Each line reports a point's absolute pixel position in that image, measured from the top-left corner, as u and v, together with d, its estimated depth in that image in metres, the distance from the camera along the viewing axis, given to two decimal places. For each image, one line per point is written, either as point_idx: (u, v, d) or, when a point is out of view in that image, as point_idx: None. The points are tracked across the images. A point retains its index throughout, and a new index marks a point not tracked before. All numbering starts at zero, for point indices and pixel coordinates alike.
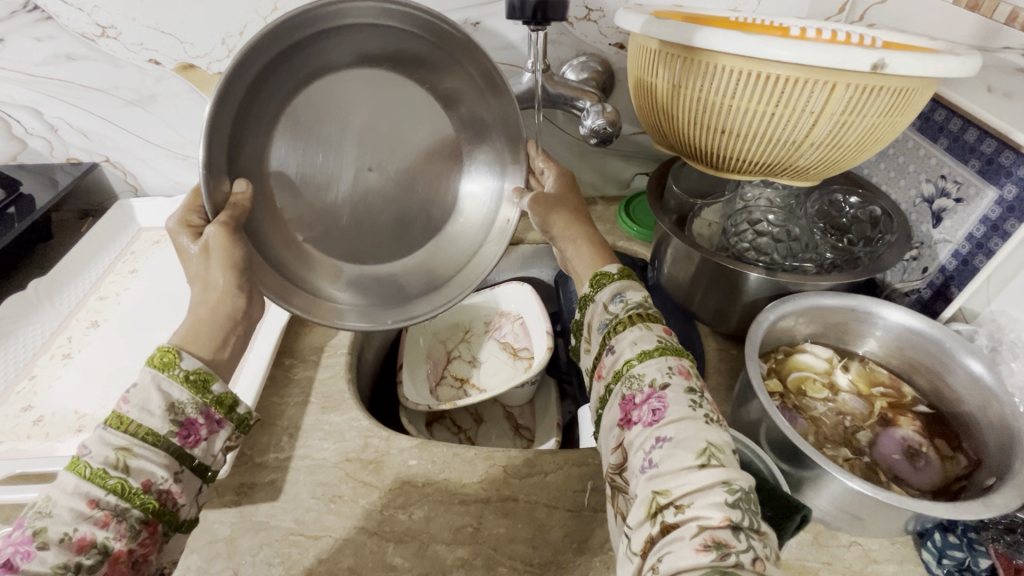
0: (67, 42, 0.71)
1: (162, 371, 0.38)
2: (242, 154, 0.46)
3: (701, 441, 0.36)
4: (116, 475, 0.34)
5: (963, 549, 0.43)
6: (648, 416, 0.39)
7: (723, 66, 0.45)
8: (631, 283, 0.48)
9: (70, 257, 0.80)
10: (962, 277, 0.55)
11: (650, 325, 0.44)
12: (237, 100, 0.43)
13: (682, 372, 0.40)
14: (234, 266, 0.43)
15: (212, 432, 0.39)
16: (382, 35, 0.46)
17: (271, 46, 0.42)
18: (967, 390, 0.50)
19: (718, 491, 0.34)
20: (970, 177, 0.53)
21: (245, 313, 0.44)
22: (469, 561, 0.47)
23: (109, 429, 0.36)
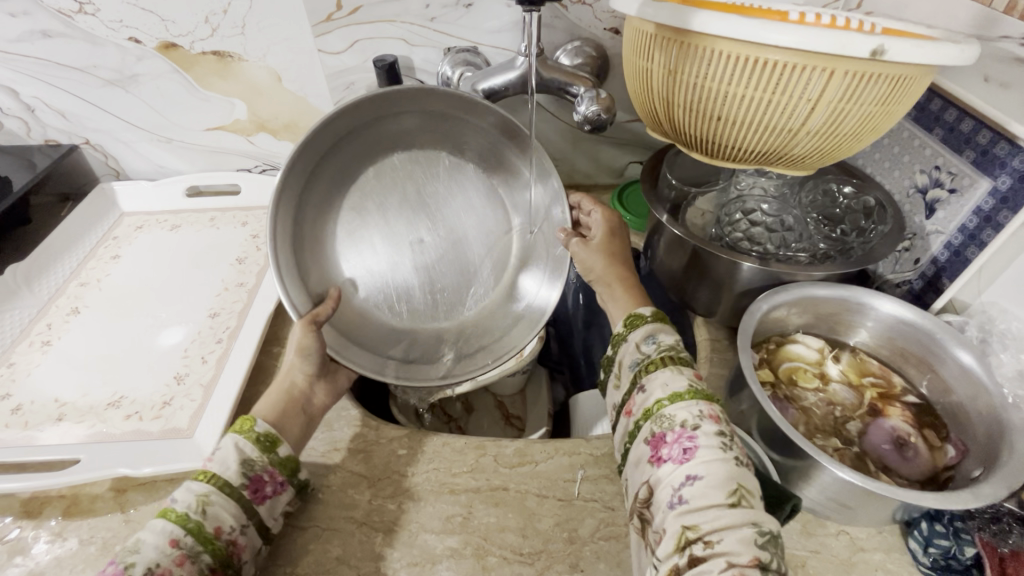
0: (43, 18, 0.68)
1: (240, 434, 0.45)
2: (309, 267, 0.54)
3: (732, 481, 0.36)
4: (195, 519, 0.39)
5: (949, 538, 0.43)
6: (678, 454, 0.38)
7: (719, 52, 0.45)
8: (662, 325, 0.48)
9: (49, 242, 0.77)
10: (953, 269, 0.55)
11: (681, 368, 0.43)
12: (289, 219, 0.51)
13: (713, 417, 0.40)
14: (303, 353, 0.51)
15: (276, 491, 0.45)
16: (385, 126, 0.55)
17: (297, 175, 0.51)
18: (957, 380, 0.50)
19: (746, 529, 0.34)
20: (964, 168, 0.53)
21: (303, 391, 0.51)
22: (459, 550, 0.47)
23: (196, 481, 0.42)
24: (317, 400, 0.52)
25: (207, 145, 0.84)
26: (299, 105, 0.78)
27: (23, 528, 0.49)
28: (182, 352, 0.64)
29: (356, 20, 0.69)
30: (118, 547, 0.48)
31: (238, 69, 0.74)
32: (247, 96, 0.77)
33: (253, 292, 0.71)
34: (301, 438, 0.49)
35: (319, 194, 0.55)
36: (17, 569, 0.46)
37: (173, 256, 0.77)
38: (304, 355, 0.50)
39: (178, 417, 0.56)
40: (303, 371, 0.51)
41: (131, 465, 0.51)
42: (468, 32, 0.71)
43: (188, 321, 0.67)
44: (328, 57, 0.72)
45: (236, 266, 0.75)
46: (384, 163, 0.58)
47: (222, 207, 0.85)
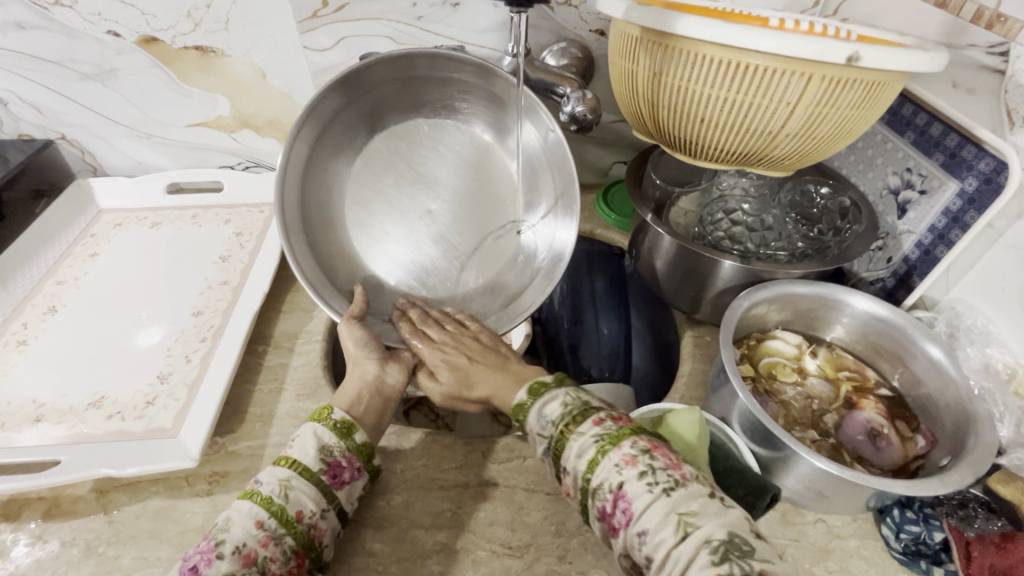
0: (18, 9, 0.67)
1: (319, 422, 0.46)
2: (331, 261, 0.57)
3: (672, 515, 0.34)
4: (278, 501, 0.40)
5: (919, 524, 0.45)
6: (623, 517, 0.36)
7: (702, 55, 0.46)
8: (544, 395, 0.45)
9: (23, 240, 0.75)
10: (924, 267, 0.58)
11: (579, 430, 0.41)
12: (299, 230, 0.54)
13: (630, 461, 0.38)
14: (364, 342, 0.54)
15: (353, 477, 0.45)
16: (353, 114, 0.58)
17: (291, 186, 0.54)
18: (927, 374, 0.52)
19: (701, 554, 0.33)
20: (934, 170, 0.55)
21: (379, 376, 0.53)
22: (449, 545, 0.48)
23: (279, 466, 0.43)
24: (391, 381, 0.53)
25: (188, 142, 0.83)
26: (283, 102, 0.78)
27: (1, 531, 0.48)
28: (165, 351, 0.63)
29: (342, 18, 0.69)
30: (102, 548, 0.47)
31: (221, 65, 0.73)
32: (231, 92, 0.76)
33: (238, 290, 0.70)
34: (376, 425, 0.51)
35: (320, 199, 0.58)
36: None
37: (153, 254, 0.76)
38: (364, 344, 0.54)
39: (162, 417, 0.56)
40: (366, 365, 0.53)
41: (115, 465, 0.50)
42: (454, 31, 0.71)
43: (171, 321, 0.66)
44: (314, 54, 0.72)
45: (220, 263, 0.74)
46: (366, 149, 0.61)
47: (204, 204, 0.83)
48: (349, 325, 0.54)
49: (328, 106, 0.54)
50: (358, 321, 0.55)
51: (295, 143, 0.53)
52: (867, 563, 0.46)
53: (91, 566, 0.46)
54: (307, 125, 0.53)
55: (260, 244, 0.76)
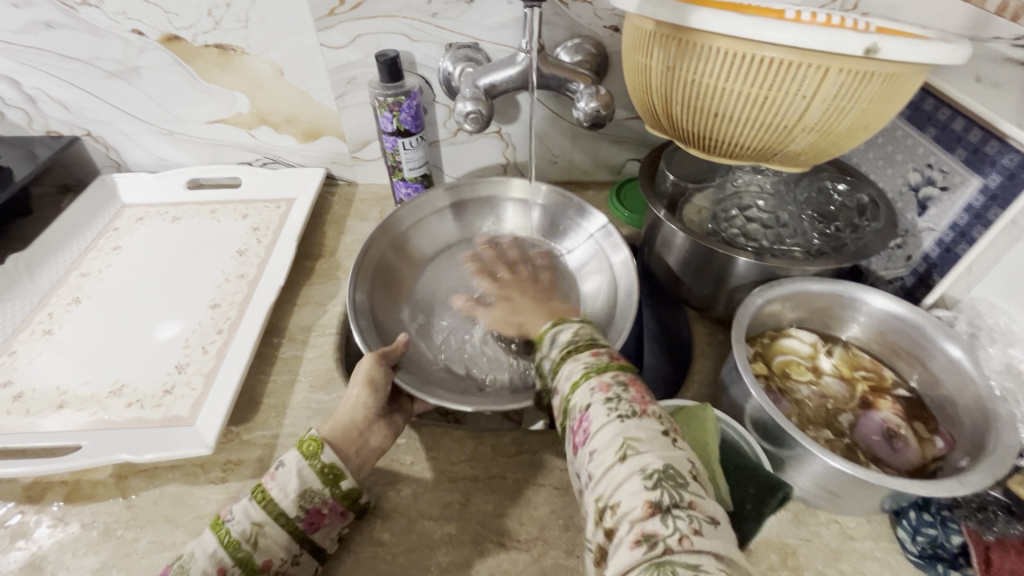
0: (47, 9, 0.69)
1: (306, 459, 0.44)
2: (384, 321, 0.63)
3: (618, 437, 0.35)
4: (244, 549, 0.41)
5: (935, 527, 0.45)
6: (581, 436, 0.37)
7: (717, 48, 0.45)
8: (562, 324, 0.46)
9: (51, 233, 0.78)
10: (945, 265, 0.56)
11: (575, 355, 0.41)
12: (370, 278, 0.64)
13: (602, 386, 0.38)
14: (369, 386, 0.51)
15: (334, 521, 0.45)
16: (436, 231, 0.74)
17: (378, 245, 0.67)
18: (946, 374, 0.51)
19: (635, 478, 0.33)
20: (956, 166, 0.54)
21: (359, 428, 0.50)
22: (457, 537, 0.48)
23: (253, 502, 0.43)
24: (371, 441, 0.50)
25: (208, 138, 0.84)
26: (299, 98, 0.79)
27: (25, 513, 0.50)
28: (183, 342, 0.64)
29: (359, 15, 0.69)
30: (120, 531, 0.48)
31: (240, 63, 0.75)
32: (249, 89, 0.78)
33: (254, 283, 0.71)
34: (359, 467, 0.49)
35: (395, 275, 0.68)
36: (19, 552, 0.47)
37: (173, 248, 0.77)
38: (374, 388, 0.51)
39: (179, 406, 0.57)
40: (366, 406, 0.51)
41: (133, 451, 0.52)
42: (470, 28, 0.71)
43: (190, 312, 0.68)
44: (330, 51, 0.72)
45: (237, 257, 0.75)
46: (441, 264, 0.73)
47: (223, 199, 0.84)
48: (377, 364, 0.53)
49: (421, 209, 0.73)
50: (383, 361, 0.54)
51: (395, 221, 0.70)
52: (882, 566, 0.45)
53: (110, 548, 0.47)
54: (407, 214, 0.71)
55: (276, 238, 0.77)
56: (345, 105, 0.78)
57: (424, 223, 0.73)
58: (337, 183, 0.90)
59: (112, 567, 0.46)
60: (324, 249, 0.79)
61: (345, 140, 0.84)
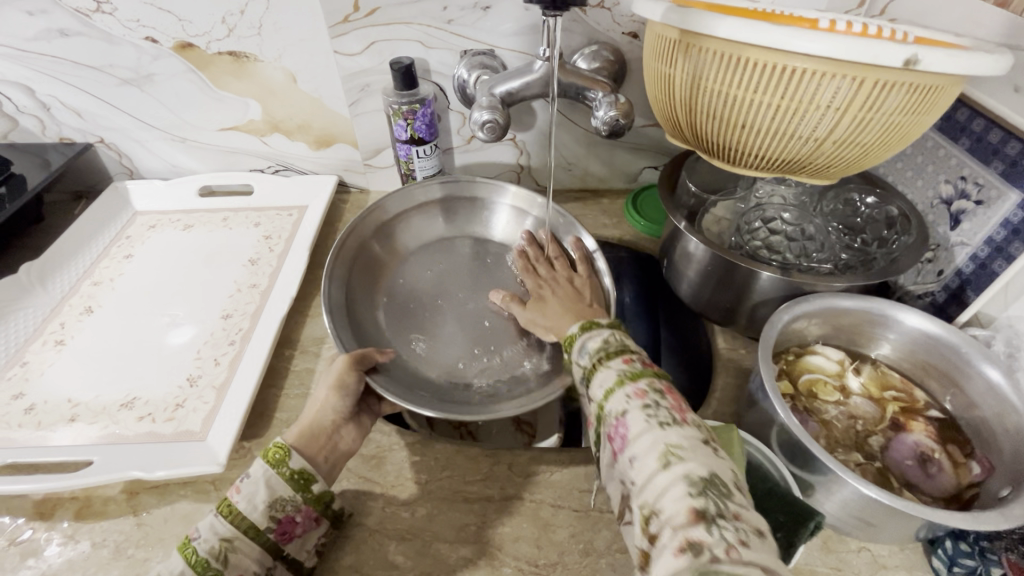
0: (61, 17, 0.69)
1: (273, 467, 0.44)
2: (363, 319, 0.61)
3: (660, 444, 0.34)
4: (214, 568, 0.40)
5: (974, 557, 0.43)
6: (619, 443, 0.36)
7: (744, 59, 0.44)
8: (593, 330, 0.45)
9: (63, 241, 0.77)
10: (979, 281, 0.55)
11: (608, 362, 0.40)
12: (346, 275, 0.63)
13: (640, 394, 0.37)
14: (340, 390, 0.51)
15: (306, 529, 0.44)
16: (420, 227, 0.72)
17: (360, 233, 0.66)
18: (982, 397, 0.49)
19: (679, 486, 0.32)
20: (992, 179, 0.52)
21: (331, 433, 0.49)
22: (473, 561, 0.46)
23: (220, 516, 0.42)
24: (343, 445, 0.50)
25: (220, 145, 0.84)
26: (312, 106, 0.78)
27: (36, 530, 0.49)
28: (194, 353, 0.63)
29: (373, 22, 0.68)
30: (130, 550, 0.48)
31: (253, 70, 0.74)
32: (262, 96, 0.77)
33: (265, 293, 0.70)
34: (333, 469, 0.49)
35: (374, 271, 0.67)
36: (29, 571, 0.46)
37: (185, 256, 0.77)
38: (343, 391, 0.51)
39: (191, 420, 0.56)
40: (334, 410, 0.50)
41: (144, 468, 0.51)
42: (485, 35, 0.70)
43: (200, 323, 0.67)
44: (344, 58, 0.71)
45: (249, 266, 0.74)
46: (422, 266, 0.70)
47: (235, 207, 0.84)
48: (350, 368, 0.51)
49: (411, 200, 0.71)
50: (357, 364, 0.52)
51: (383, 210, 0.69)
52: None
53: (120, 568, 0.46)
54: (396, 205, 0.70)
55: (288, 247, 0.77)
56: (359, 112, 0.77)
57: (411, 217, 0.71)
58: (349, 191, 0.89)
59: None
60: None
61: (357, 148, 0.83)
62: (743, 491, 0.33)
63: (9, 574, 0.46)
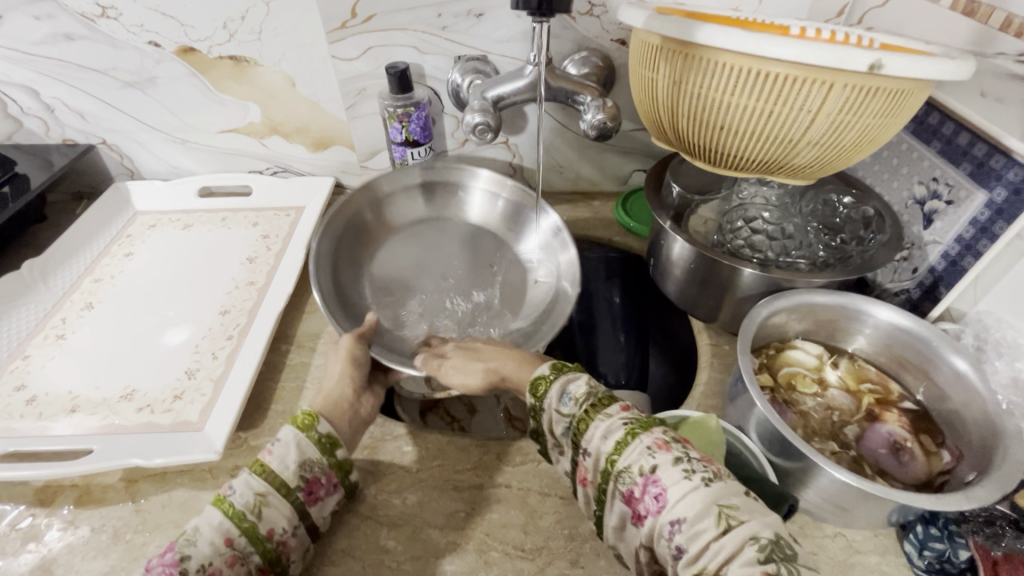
0: (67, 21, 0.71)
1: (303, 431, 0.45)
2: (349, 290, 0.66)
3: (713, 505, 0.34)
4: (250, 519, 0.40)
5: (943, 541, 0.44)
6: (654, 505, 0.36)
7: (721, 63, 0.46)
8: (569, 374, 0.45)
9: (65, 239, 0.79)
10: (951, 278, 0.57)
11: (608, 411, 0.41)
12: (335, 241, 0.68)
13: (663, 446, 0.37)
14: (353, 362, 0.54)
15: (328, 492, 0.46)
16: (410, 205, 0.76)
17: (353, 202, 0.72)
18: (953, 387, 0.51)
19: (748, 549, 0.32)
20: (961, 180, 0.54)
21: (351, 401, 0.51)
22: (463, 545, 0.48)
23: (253, 475, 0.42)
24: (362, 411, 0.52)
25: (220, 147, 0.86)
26: (310, 108, 0.80)
27: (36, 516, 0.50)
28: (192, 347, 0.65)
29: (369, 28, 0.70)
30: (129, 535, 0.49)
31: (253, 73, 0.76)
32: (261, 99, 0.79)
33: (262, 290, 0.72)
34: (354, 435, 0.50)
35: (363, 247, 0.71)
36: (31, 555, 0.48)
37: (184, 254, 0.78)
38: (356, 363, 0.54)
39: (189, 411, 0.58)
40: (352, 381, 0.53)
41: (143, 456, 0.52)
42: (478, 41, 0.72)
43: (198, 319, 0.69)
44: (342, 63, 0.74)
45: (247, 264, 0.76)
46: (410, 245, 0.74)
47: (233, 207, 0.86)
48: (356, 342, 0.56)
49: (400, 181, 0.75)
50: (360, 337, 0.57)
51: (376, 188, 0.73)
52: None
53: (119, 552, 0.48)
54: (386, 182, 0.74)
55: (285, 246, 0.78)
56: (356, 115, 0.79)
57: (398, 193, 0.75)
58: (345, 192, 0.91)
59: (121, 571, 0.47)
60: None
61: (354, 150, 0.85)
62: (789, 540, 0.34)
63: (11, 557, 0.47)
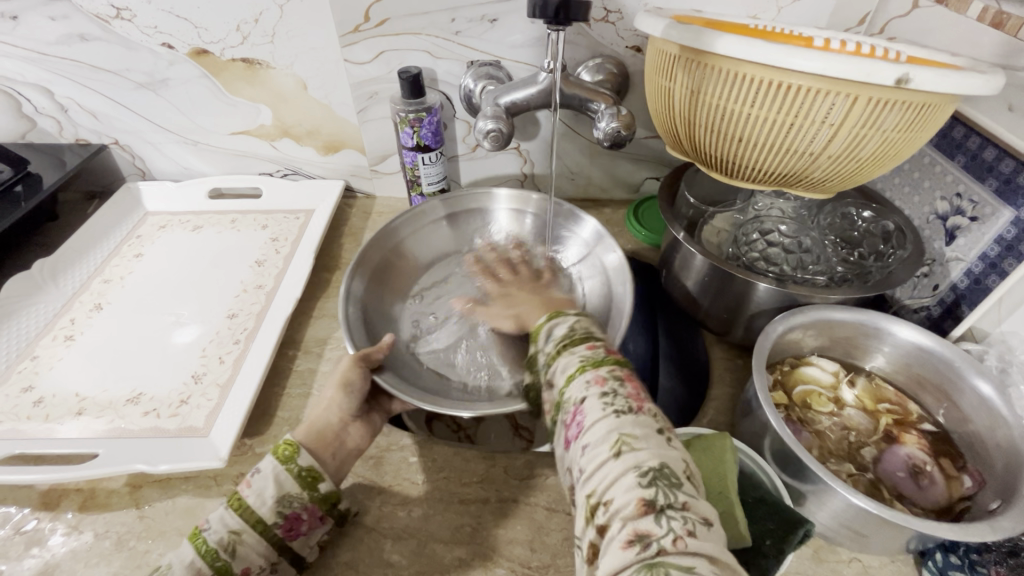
0: (81, 22, 0.71)
1: (282, 464, 0.45)
2: (379, 325, 0.62)
3: (613, 433, 0.33)
4: (223, 557, 0.41)
5: (964, 570, 0.43)
6: (573, 431, 0.36)
7: (742, 74, 0.45)
8: (558, 319, 0.45)
9: (76, 239, 0.79)
10: (973, 297, 0.55)
11: (572, 349, 0.40)
12: (368, 274, 0.65)
13: (599, 381, 0.37)
14: (344, 389, 0.51)
15: (312, 526, 0.45)
16: (437, 237, 0.74)
17: (386, 238, 0.69)
18: (975, 410, 0.49)
19: (629, 476, 0.31)
20: (986, 196, 0.52)
21: (337, 429, 0.50)
22: (467, 561, 0.47)
23: (230, 510, 0.43)
24: (348, 442, 0.50)
25: (231, 149, 0.86)
26: (322, 111, 0.80)
27: (41, 519, 0.50)
28: (200, 351, 0.65)
29: (382, 32, 0.70)
30: (133, 542, 0.48)
31: (265, 76, 0.76)
32: (273, 102, 0.79)
33: (271, 294, 0.72)
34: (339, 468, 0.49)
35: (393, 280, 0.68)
36: (34, 560, 0.47)
37: (193, 256, 0.78)
38: (348, 390, 0.51)
39: (195, 416, 0.57)
40: (340, 409, 0.51)
41: (147, 462, 0.52)
42: (491, 46, 0.72)
43: (206, 321, 0.68)
44: (354, 66, 0.73)
45: (256, 268, 0.76)
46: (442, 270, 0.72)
47: (243, 208, 0.86)
48: (353, 366, 0.52)
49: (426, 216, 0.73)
50: (362, 361, 0.53)
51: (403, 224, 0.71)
52: None
53: (122, 559, 0.47)
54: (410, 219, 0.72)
55: (294, 249, 0.78)
56: (367, 119, 0.79)
57: (425, 227, 0.73)
58: (355, 196, 0.91)
59: None
60: (340, 261, 0.80)
61: (364, 153, 0.84)
62: (691, 480, 0.33)
63: (14, 562, 0.47)
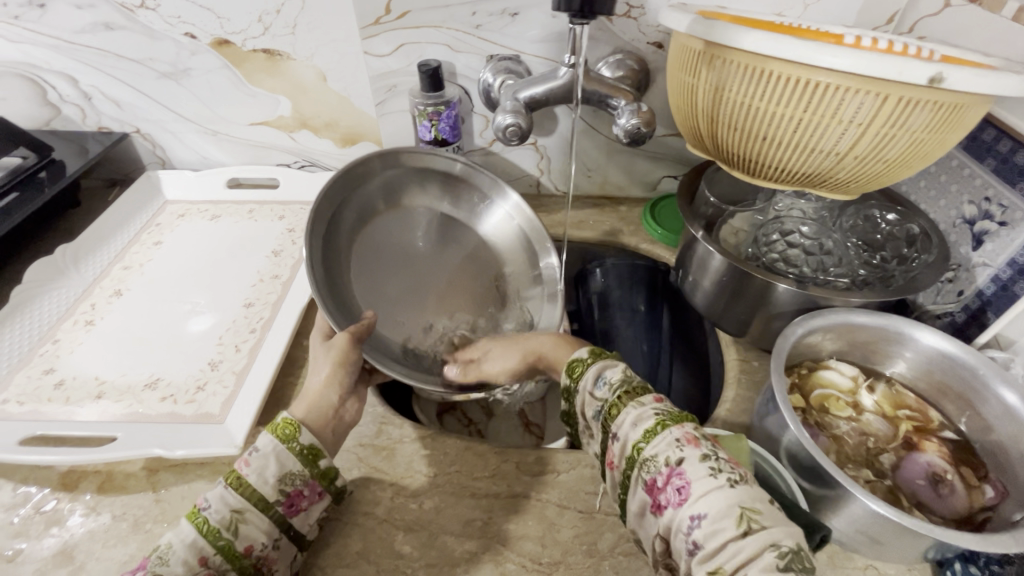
0: (107, 11, 0.72)
1: (282, 443, 0.44)
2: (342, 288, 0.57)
3: (735, 507, 0.33)
4: (226, 537, 0.40)
5: None
6: (675, 496, 0.36)
7: (768, 71, 0.44)
8: (606, 360, 0.46)
9: (98, 225, 0.80)
10: (1000, 303, 0.54)
11: (641, 400, 0.41)
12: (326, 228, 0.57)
13: (691, 440, 0.37)
14: (343, 365, 0.51)
15: (312, 502, 0.45)
16: (395, 182, 0.66)
17: (343, 182, 0.60)
18: (1000, 419, 0.48)
19: (768, 554, 0.31)
20: (1017, 201, 0.51)
21: (336, 409, 0.50)
22: (478, 555, 0.47)
23: (230, 489, 0.42)
24: (345, 417, 0.51)
25: (250, 140, 0.86)
26: (340, 104, 0.80)
27: (60, 500, 0.51)
28: (216, 339, 0.65)
29: (402, 25, 0.70)
30: (149, 525, 0.49)
31: (286, 67, 0.76)
32: (293, 94, 0.79)
33: (287, 284, 0.72)
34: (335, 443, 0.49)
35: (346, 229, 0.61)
36: (54, 539, 0.48)
37: (211, 244, 0.79)
38: (347, 367, 0.51)
39: (211, 403, 0.58)
40: (339, 386, 0.51)
41: (165, 446, 0.53)
42: (511, 41, 0.71)
43: (222, 310, 0.69)
44: (373, 59, 0.73)
45: (272, 258, 0.77)
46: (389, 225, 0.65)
47: (259, 199, 0.87)
48: (350, 343, 0.51)
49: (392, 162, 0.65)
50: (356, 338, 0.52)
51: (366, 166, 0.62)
52: None
53: (138, 542, 0.48)
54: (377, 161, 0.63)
55: None
56: (385, 112, 0.79)
57: (388, 171, 0.65)
58: None
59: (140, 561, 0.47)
60: None
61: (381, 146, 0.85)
62: None
63: (35, 540, 0.48)
